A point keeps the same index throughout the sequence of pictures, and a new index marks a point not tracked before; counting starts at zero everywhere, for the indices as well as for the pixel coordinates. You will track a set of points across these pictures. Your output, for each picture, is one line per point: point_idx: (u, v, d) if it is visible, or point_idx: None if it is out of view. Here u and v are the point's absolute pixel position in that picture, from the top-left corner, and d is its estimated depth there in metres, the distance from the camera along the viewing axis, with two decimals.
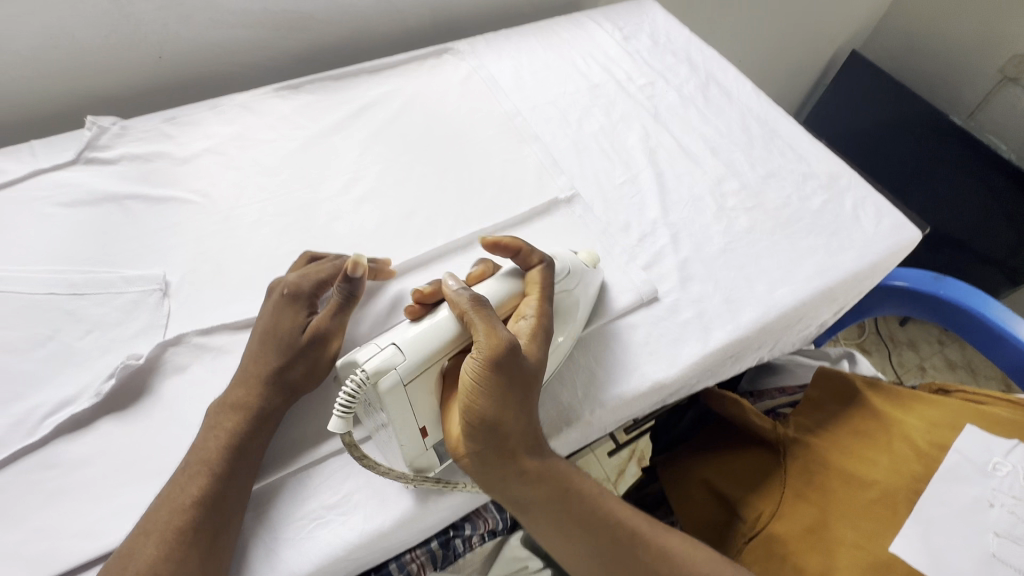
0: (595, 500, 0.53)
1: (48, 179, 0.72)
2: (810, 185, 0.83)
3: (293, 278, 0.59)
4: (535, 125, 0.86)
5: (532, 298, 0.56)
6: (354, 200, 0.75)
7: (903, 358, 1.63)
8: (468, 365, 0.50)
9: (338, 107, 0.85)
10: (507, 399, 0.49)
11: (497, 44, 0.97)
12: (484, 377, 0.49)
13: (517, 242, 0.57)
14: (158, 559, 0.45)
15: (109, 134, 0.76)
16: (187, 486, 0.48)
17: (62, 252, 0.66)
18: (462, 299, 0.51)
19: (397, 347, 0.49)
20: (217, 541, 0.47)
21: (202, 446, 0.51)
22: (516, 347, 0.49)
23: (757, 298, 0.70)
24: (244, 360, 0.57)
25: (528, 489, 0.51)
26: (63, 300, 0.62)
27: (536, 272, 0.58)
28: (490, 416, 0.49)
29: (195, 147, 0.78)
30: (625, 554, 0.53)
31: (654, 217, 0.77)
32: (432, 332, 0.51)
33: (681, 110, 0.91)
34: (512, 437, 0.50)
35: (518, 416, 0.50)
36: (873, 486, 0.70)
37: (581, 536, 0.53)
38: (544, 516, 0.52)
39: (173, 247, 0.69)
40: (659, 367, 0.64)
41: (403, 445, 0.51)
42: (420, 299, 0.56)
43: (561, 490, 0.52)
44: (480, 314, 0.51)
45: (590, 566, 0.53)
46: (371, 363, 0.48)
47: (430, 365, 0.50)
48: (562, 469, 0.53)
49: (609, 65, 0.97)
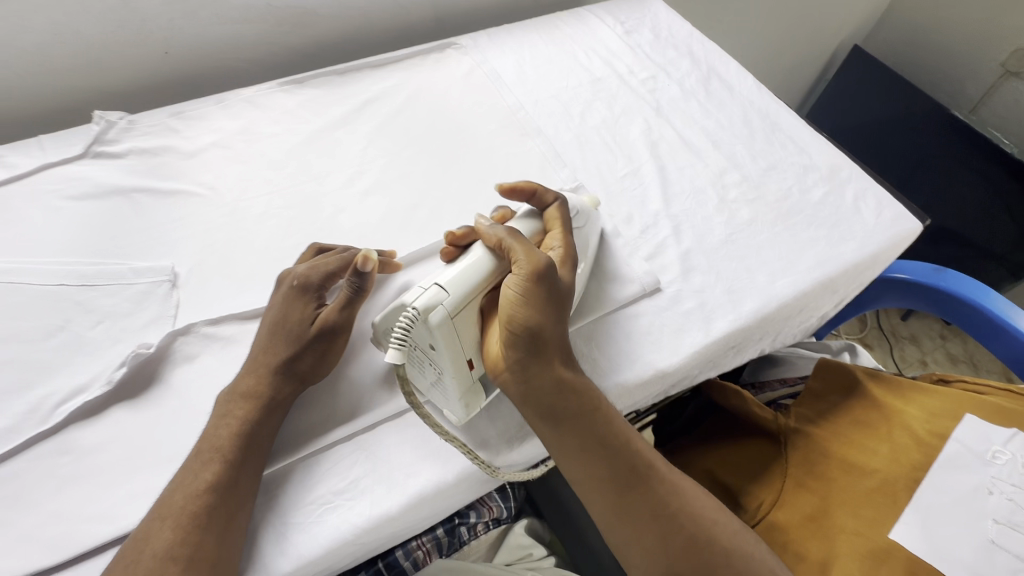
0: (622, 425, 0.55)
1: (57, 173, 0.73)
2: (811, 177, 0.83)
3: (302, 271, 0.59)
4: (537, 118, 0.87)
5: (555, 233, 0.60)
6: (359, 192, 0.76)
7: (905, 352, 1.63)
8: (509, 285, 0.53)
9: (342, 102, 0.86)
10: (547, 310, 0.53)
11: (499, 39, 0.98)
12: (527, 291, 0.52)
13: (531, 184, 0.61)
14: (172, 543, 0.46)
15: (117, 128, 0.77)
16: (200, 473, 0.49)
17: (73, 244, 0.67)
18: (497, 231, 0.55)
19: (440, 286, 0.51)
20: (229, 525, 0.48)
21: (214, 433, 0.52)
22: (552, 264, 0.53)
23: (757, 288, 0.71)
24: (255, 351, 0.57)
25: (563, 396, 0.53)
26: (74, 291, 0.63)
27: (553, 209, 0.61)
28: (531, 326, 0.52)
29: (201, 141, 0.79)
30: (643, 485, 0.53)
31: (656, 209, 0.78)
32: (472, 268, 0.53)
33: (683, 103, 0.92)
34: (550, 347, 0.53)
35: (557, 327, 0.54)
36: (874, 475, 0.71)
37: (604, 456, 0.53)
38: (571, 429, 0.53)
39: (181, 239, 0.70)
40: (661, 356, 0.64)
41: (454, 379, 0.53)
42: (453, 240, 0.60)
43: (593, 403, 0.54)
44: (515, 239, 0.54)
45: (605, 494, 0.53)
46: (419, 301, 0.50)
47: (473, 299, 0.53)
48: (594, 390, 0.55)
49: (611, 59, 0.97)
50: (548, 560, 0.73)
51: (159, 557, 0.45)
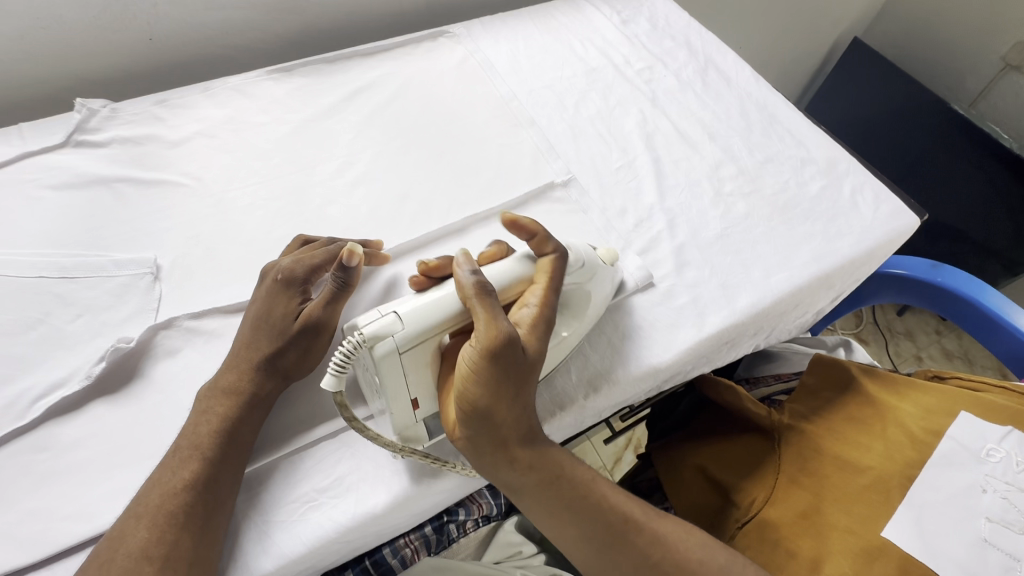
0: (590, 485, 0.53)
1: (37, 161, 0.71)
2: (808, 170, 0.82)
3: (287, 264, 0.58)
4: (531, 109, 0.85)
5: (538, 285, 0.54)
6: (348, 183, 0.74)
7: (900, 347, 1.63)
8: (464, 356, 0.48)
9: (332, 90, 0.84)
10: (502, 390, 0.48)
11: (493, 27, 0.96)
12: (479, 369, 0.47)
13: (535, 223, 0.56)
14: (148, 543, 0.44)
15: (99, 117, 0.75)
16: (178, 470, 0.48)
17: (53, 235, 0.66)
18: (467, 285, 0.49)
19: (396, 315, 0.48)
20: (209, 525, 0.47)
21: (193, 430, 0.51)
22: (512, 342, 0.47)
23: (752, 284, 0.70)
24: (237, 346, 0.56)
25: (522, 475, 0.51)
26: (54, 283, 0.62)
27: (548, 260, 0.56)
28: (481, 407, 0.48)
29: (186, 130, 0.77)
30: (622, 538, 0.52)
31: (650, 202, 0.76)
32: (434, 305, 0.50)
33: (680, 95, 0.90)
34: (505, 428, 0.50)
35: (513, 405, 0.49)
36: (868, 472, 0.70)
37: (579, 520, 0.52)
38: (540, 500, 0.52)
39: (164, 230, 0.68)
40: (653, 352, 0.63)
41: (393, 412, 0.51)
42: (426, 271, 0.55)
43: (557, 472, 0.52)
44: (481, 304, 0.48)
45: (585, 551, 0.53)
46: (370, 327, 0.48)
47: (428, 340, 0.50)
48: (557, 454, 0.53)
49: (607, 49, 0.95)
50: (538, 558, 0.72)
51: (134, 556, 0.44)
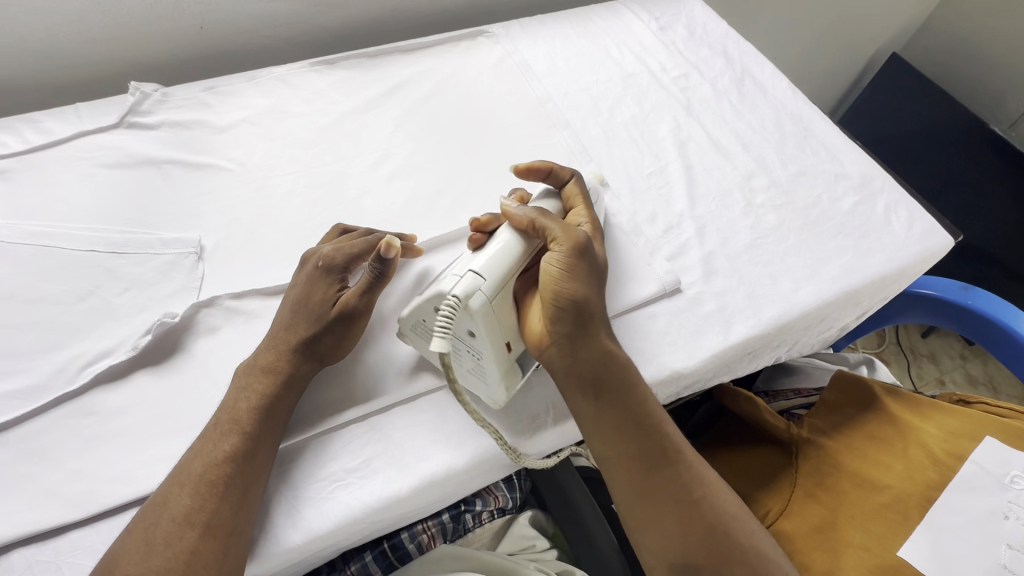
0: (654, 406, 0.56)
1: (93, 141, 0.74)
2: (841, 186, 0.81)
3: (328, 251, 0.60)
4: (566, 111, 0.86)
5: (578, 211, 0.64)
6: (384, 176, 0.76)
7: (923, 370, 1.60)
8: (549, 261, 0.54)
9: (373, 84, 0.86)
10: (590, 282, 0.55)
11: (532, 29, 0.97)
12: (570, 264, 0.54)
13: (547, 162, 0.64)
14: (191, 509, 0.47)
15: (151, 100, 0.79)
16: (219, 442, 0.50)
17: (105, 212, 0.69)
18: (528, 212, 0.56)
19: (474, 272, 0.52)
20: (246, 497, 0.49)
21: (233, 405, 0.53)
22: (588, 239, 0.56)
23: (780, 296, 0.70)
24: (277, 328, 0.58)
25: (604, 370, 0.55)
26: (104, 257, 0.65)
27: (572, 186, 0.64)
28: (577, 299, 0.54)
29: (232, 117, 0.80)
30: (669, 465, 0.54)
31: (680, 209, 0.77)
32: (503, 251, 0.54)
33: (715, 104, 0.90)
34: (594, 321, 0.55)
35: (599, 302, 0.56)
36: (886, 491, 0.70)
37: (638, 435, 0.54)
38: (611, 402, 0.55)
39: (207, 212, 0.71)
40: (678, 358, 0.64)
41: (494, 361, 0.54)
42: (478, 228, 0.59)
43: (631, 382, 0.56)
44: (548, 217, 0.56)
45: (631, 468, 0.54)
46: (458, 289, 0.51)
47: (507, 282, 0.54)
48: (635, 370, 0.57)
49: (643, 55, 0.96)
50: (552, 553, 0.70)
51: (179, 520, 0.46)
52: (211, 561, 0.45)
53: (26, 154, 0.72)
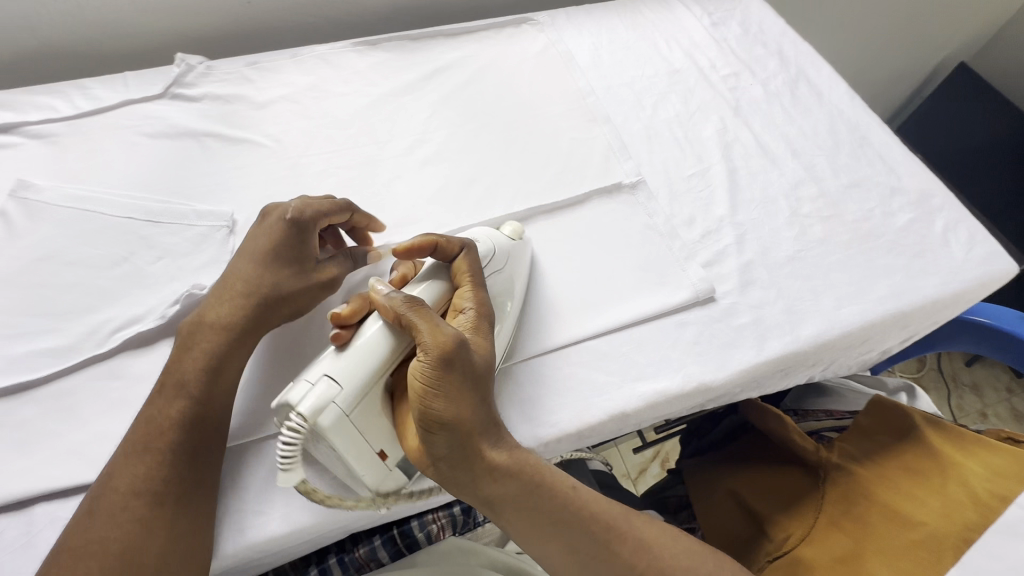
0: (571, 501, 0.50)
1: (139, 110, 0.76)
2: (896, 200, 0.76)
3: (294, 207, 0.59)
4: (607, 105, 0.84)
5: (465, 288, 0.54)
6: (418, 161, 0.75)
7: (963, 401, 1.51)
8: (414, 372, 0.47)
9: (413, 67, 0.85)
10: (463, 396, 0.47)
11: (578, 19, 0.95)
12: (434, 379, 0.46)
13: (424, 239, 0.54)
14: (137, 476, 0.48)
15: (195, 73, 0.80)
16: (168, 407, 0.51)
17: (144, 181, 0.70)
18: (394, 301, 0.49)
19: (329, 379, 0.48)
20: (189, 466, 0.50)
21: (180, 366, 0.53)
22: (461, 342, 0.47)
23: (821, 312, 0.66)
24: (234, 279, 0.57)
25: (499, 486, 0.48)
26: (140, 225, 0.66)
27: (460, 261, 0.55)
28: (447, 421, 0.46)
29: (272, 93, 0.80)
30: (605, 556, 0.50)
31: (720, 214, 0.73)
32: (365, 351, 0.49)
33: (765, 106, 0.86)
34: (475, 435, 0.47)
35: (479, 411, 0.48)
36: (921, 528, 0.66)
37: (561, 534, 0.50)
38: (516, 514, 0.49)
39: (242, 186, 0.71)
40: (705, 369, 0.61)
41: (362, 472, 0.50)
42: (338, 322, 0.52)
43: (536, 487, 0.49)
44: (413, 315, 0.48)
45: (567, 569, 0.50)
46: (305, 405, 0.46)
47: (371, 387, 0.49)
48: (541, 467, 0.50)
49: (692, 51, 0.92)
50: None
51: (136, 486, 0.48)
52: (175, 521, 0.47)
53: (75, 119, 0.74)
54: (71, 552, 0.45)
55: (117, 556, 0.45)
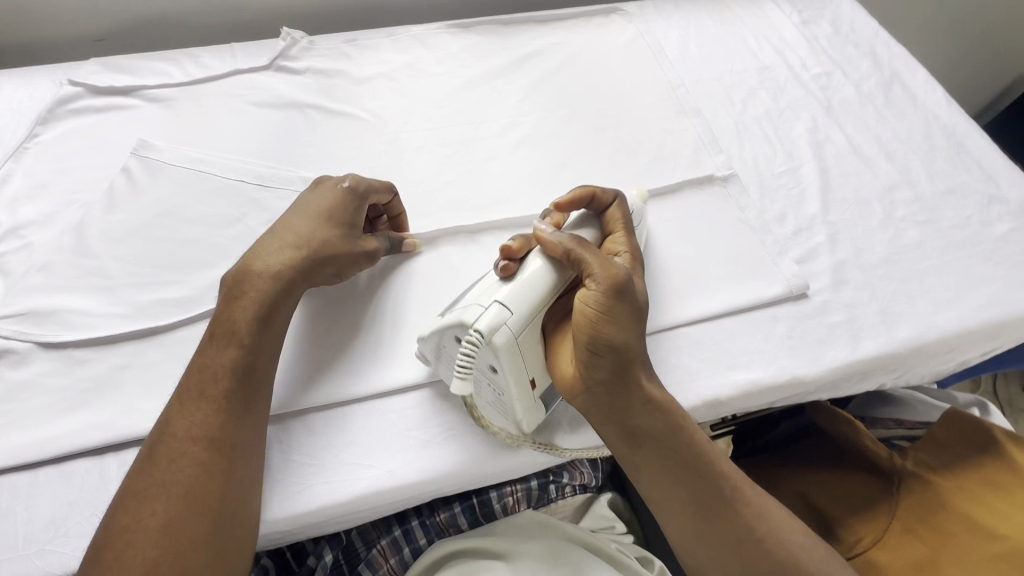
0: (705, 448, 0.53)
1: (247, 80, 0.79)
2: (995, 210, 0.75)
3: (352, 177, 0.62)
4: (696, 98, 0.84)
5: (618, 237, 0.58)
6: (511, 143, 0.77)
7: (1020, 426, 1.47)
8: (585, 299, 0.50)
9: (505, 51, 0.86)
10: (626, 323, 0.50)
11: (667, 11, 0.95)
12: (608, 305, 0.50)
13: (586, 188, 0.58)
14: (195, 422, 0.49)
15: (299, 46, 0.83)
16: (220, 356, 0.52)
17: (254, 147, 0.73)
18: (562, 239, 0.52)
19: (501, 304, 0.49)
20: (241, 415, 0.51)
21: (228, 316, 0.54)
22: (629, 277, 0.51)
23: (916, 316, 0.65)
24: (279, 234, 0.58)
25: (646, 416, 0.51)
26: (251, 189, 0.69)
27: (612, 210, 0.59)
28: (613, 345, 0.49)
29: (371, 70, 0.82)
30: (726, 508, 0.52)
31: (812, 212, 0.73)
32: (533, 282, 0.51)
33: (857, 107, 0.85)
34: (634, 363, 0.51)
35: (639, 342, 0.51)
36: (1004, 541, 0.64)
37: (689, 477, 0.52)
38: (653, 449, 0.52)
39: (344, 157, 0.74)
40: (798, 363, 0.61)
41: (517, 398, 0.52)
42: (508, 255, 0.53)
43: (676, 427, 0.52)
44: (586, 249, 0.51)
45: (687, 516, 0.52)
46: (482, 323, 0.48)
47: (537, 316, 0.51)
48: (680, 410, 0.53)
49: (783, 48, 0.91)
50: (627, 538, 0.72)
51: (196, 433, 0.49)
52: (234, 466, 0.49)
53: (188, 85, 0.78)
54: (139, 495, 0.47)
55: (180, 497, 0.47)
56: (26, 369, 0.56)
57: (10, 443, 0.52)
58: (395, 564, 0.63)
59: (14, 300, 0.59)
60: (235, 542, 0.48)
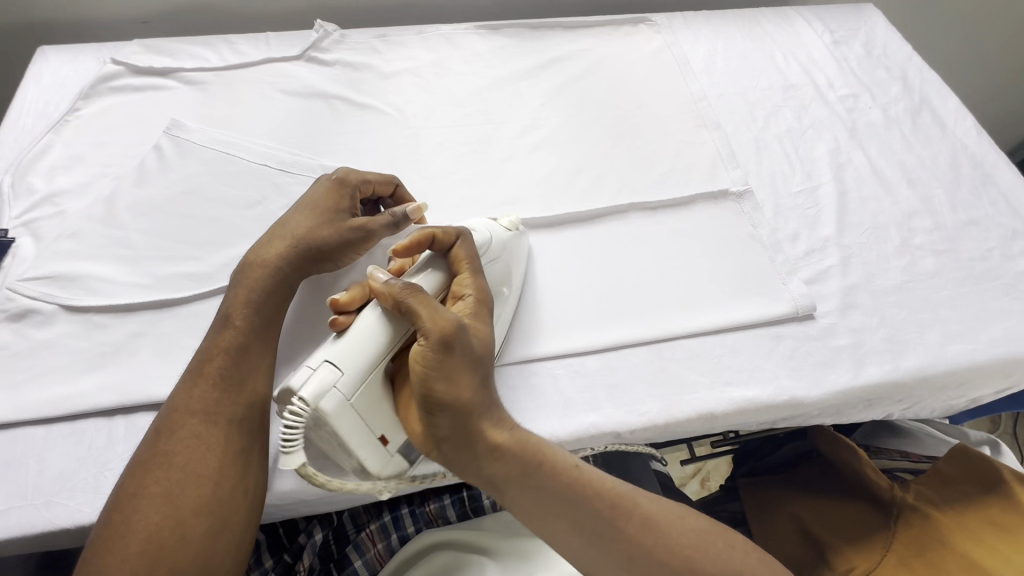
0: (572, 473, 0.49)
1: (279, 68, 0.82)
2: (1018, 244, 0.73)
3: (343, 169, 0.64)
4: (718, 112, 0.84)
5: (464, 278, 0.54)
6: (529, 145, 0.78)
7: None
8: (415, 355, 0.46)
9: (530, 55, 0.87)
10: (462, 374, 0.46)
11: (695, 24, 0.95)
12: (436, 360, 0.45)
13: (421, 231, 0.54)
14: (197, 395, 0.52)
15: (331, 39, 0.85)
16: (218, 336, 0.55)
17: (280, 134, 0.76)
18: (393, 287, 0.49)
19: (331, 364, 0.48)
20: (239, 391, 0.53)
21: (227, 299, 0.57)
22: (462, 326, 0.47)
23: (925, 347, 0.64)
24: (275, 226, 0.60)
25: (497, 465, 0.47)
26: (273, 173, 0.71)
27: (454, 250, 0.54)
28: (448, 402, 0.45)
29: (398, 65, 0.84)
30: (614, 529, 0.48)
31: (826, 234, 0.72)
32: (367, 340, 0.50)
33: (883, 131, 0.84)
34: (473, 414, 0.46)
35: (479, 390, 0.47)
36: None
37: (566, 512, 0.48)
38: (517, 494, 0.48)
39: (365, 149, 0.75)
40: (799, 385, 0.61)
41: (362, 458, 0.49)
42: (336, 308, 0.53)
43: (535, 464, 0.47)
44: (415, 299, 0.48)
45: (577, 547, 0.48)
46: (306, 390, 0.47)
47: (373, 373, 0.49)
48: (534, 439, 0.49)
49: (810, 67, 0.91)
50: None
51: (194, 407, 0.52)
52: (231, 441, 0.51)
53: (223, 70, 0.81)
54: (144, 465, 0.49)
55: (180, 466, 0.49)
56: (49, 329, 0.58)
57: (30, 398, 0.54)
58: (383, 549, 0.63)
59: (43, 263, 0.62)
60: (233, 515, 0.49)
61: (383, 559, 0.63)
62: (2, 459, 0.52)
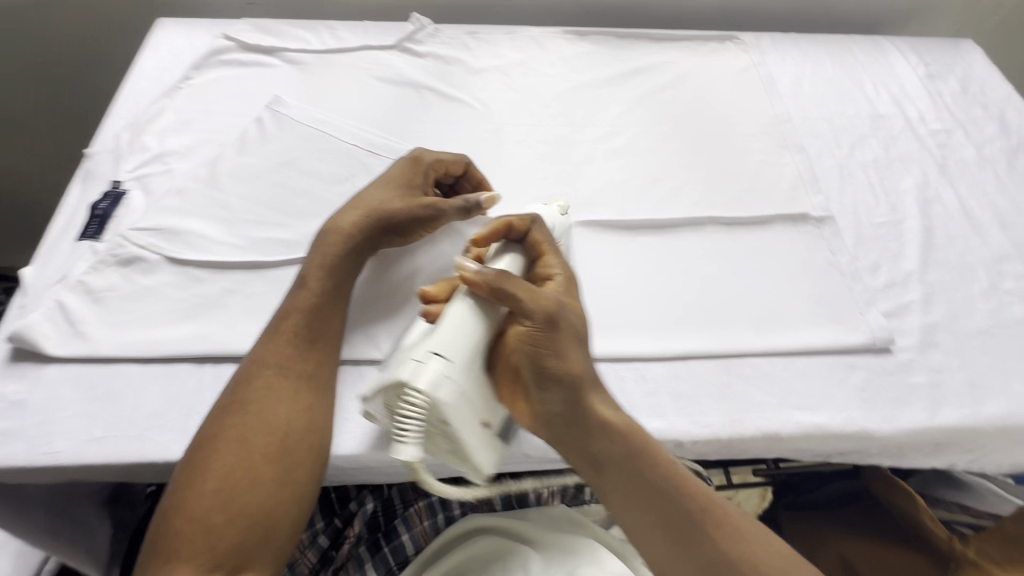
0: (670, 466, 0.49)
1: (374, 56, 0.86)
2: None
3: (418, 151, 0.67)
4: (802, 135, 0.83)
5: (546, 261, 0.55)
6: (609, 150, 0.78)
7: None
8: (522, 337, 0.49)
9: (615, 63, 0.88)
10: (569, 349, 0.49)
11: (784, 46, 0.94)
12: (543, 339, 0.48)
13: (502, 220, 0.55)
14: (271, 350, 0.55)
15: (425, 32, 0.89)
16: (294, 298, 0.58)
17: (371, 117, 0.79)
18: (485, 275, 0.50)
19: (439, 355, 0.48)
20: (309, 350, 0.56)
21: (305, 264, 0.59)
22: (563, 305, 0.50)
23: (1009, 395, 0.61)
24: (353, 199, 0.64)
25: (600, 441, 0.49)
26: (363, 154, 0.74)
27: (533, 236, 0.56)
28: (558, 376, 0.48)
29: (486, 62, 0.87)
30: (701, 533, 0.47)
31: (908, 268, 0.70)
32: (462, 326, 0.50)
33: (975, 170, 0.81)
34: (581, 389, 0.49)
35: (587, 366, 0.50)
36: None
37: (657, 503, 0.48)
38: (615, 475, 0.49)
39: (450, 139, 0.78)
40: (871, 418, 0.59)
41: (473, 448, 0.49)
42: (426, 300, 0.53)
43: (635, 449, 0.49)
44: (508, 284, 0.49)
45: (663, 545, 0.47)
46: (423, 381, 0.47)
47: (476, 360, 0.50)
48: (637, 427, 0.51)
49: (902, 99, 0.88)
50: None
51: (269, 360, 0.54)
52: (299, 395, 0.54)
53: (323, 53, 0.85)
54: (222, 409, 0.52)
55: (252, 414, 0.52)
56: (152, 277, 0.63)
57: (132, 338, 0.59)
58: (428, 526, 0.64)
59: (152, 216, 0.66)
60: (299, 466, 0.52)
61: (428, 535, 0.64)
62: (104, 391, 0.56)
